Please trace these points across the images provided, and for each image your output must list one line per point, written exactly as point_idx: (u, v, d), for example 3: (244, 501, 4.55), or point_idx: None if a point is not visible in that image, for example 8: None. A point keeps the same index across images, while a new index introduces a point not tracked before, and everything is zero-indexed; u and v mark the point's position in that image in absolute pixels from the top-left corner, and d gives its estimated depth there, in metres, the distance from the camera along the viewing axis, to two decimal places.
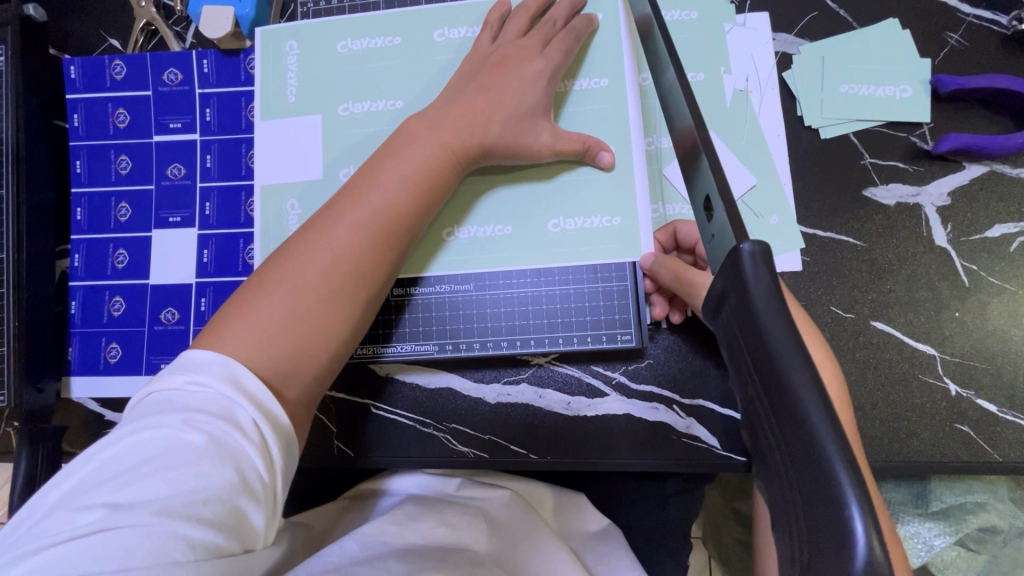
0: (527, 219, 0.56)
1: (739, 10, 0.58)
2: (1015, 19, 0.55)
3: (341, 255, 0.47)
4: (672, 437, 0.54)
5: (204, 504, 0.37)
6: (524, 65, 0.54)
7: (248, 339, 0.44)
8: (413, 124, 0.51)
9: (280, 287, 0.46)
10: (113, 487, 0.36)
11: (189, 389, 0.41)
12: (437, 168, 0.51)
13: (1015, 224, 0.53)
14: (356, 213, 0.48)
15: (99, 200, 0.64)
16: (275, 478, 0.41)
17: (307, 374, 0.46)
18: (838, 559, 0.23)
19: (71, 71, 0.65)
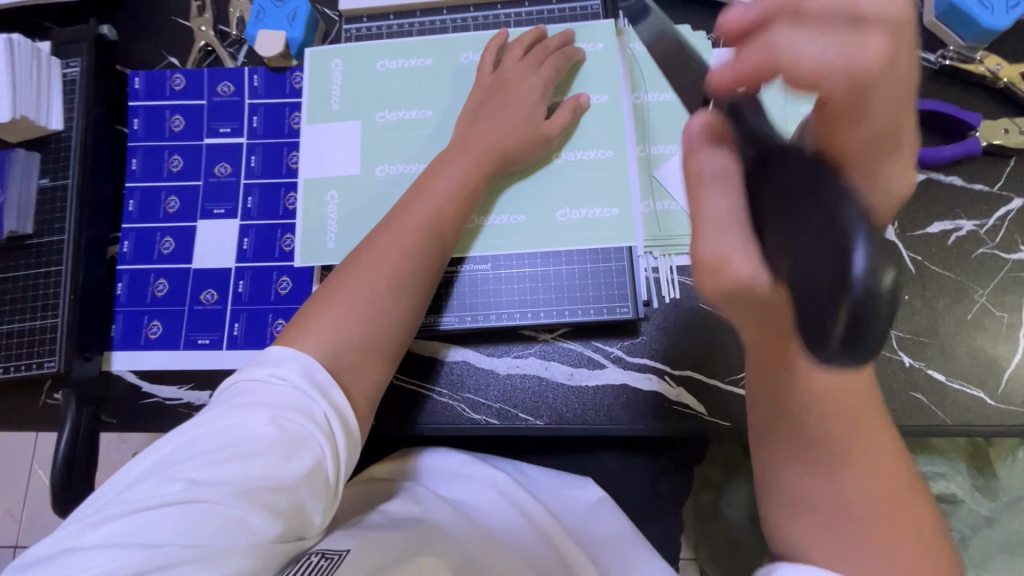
0: (537, 210, 0.64)
1: (715, 45, 0.69)
2: (940, 56, 0.66)
3: (402, 257, 0.55)
4: (663, 403, 0.61)
5: (273, 490, 0.42)
6: (519, 86, 0.64)
7: (332, 326, 0.51)
8: (450, 152, 0.61)
9: (354, 284, 0.53)
10: (199, 464, 0.41)
11: (271, 381, 0.46)
12: (474, 181, 0.60)
13: (951, 222, 0.62)
14: (410, 223, 0.57)
15: (150, 193, 0.72)
16: (335, 475, 0.46)
17: (378, 356, 0.53)
18: (837, 276, 0.25)
19: (135, 82, 0.73)
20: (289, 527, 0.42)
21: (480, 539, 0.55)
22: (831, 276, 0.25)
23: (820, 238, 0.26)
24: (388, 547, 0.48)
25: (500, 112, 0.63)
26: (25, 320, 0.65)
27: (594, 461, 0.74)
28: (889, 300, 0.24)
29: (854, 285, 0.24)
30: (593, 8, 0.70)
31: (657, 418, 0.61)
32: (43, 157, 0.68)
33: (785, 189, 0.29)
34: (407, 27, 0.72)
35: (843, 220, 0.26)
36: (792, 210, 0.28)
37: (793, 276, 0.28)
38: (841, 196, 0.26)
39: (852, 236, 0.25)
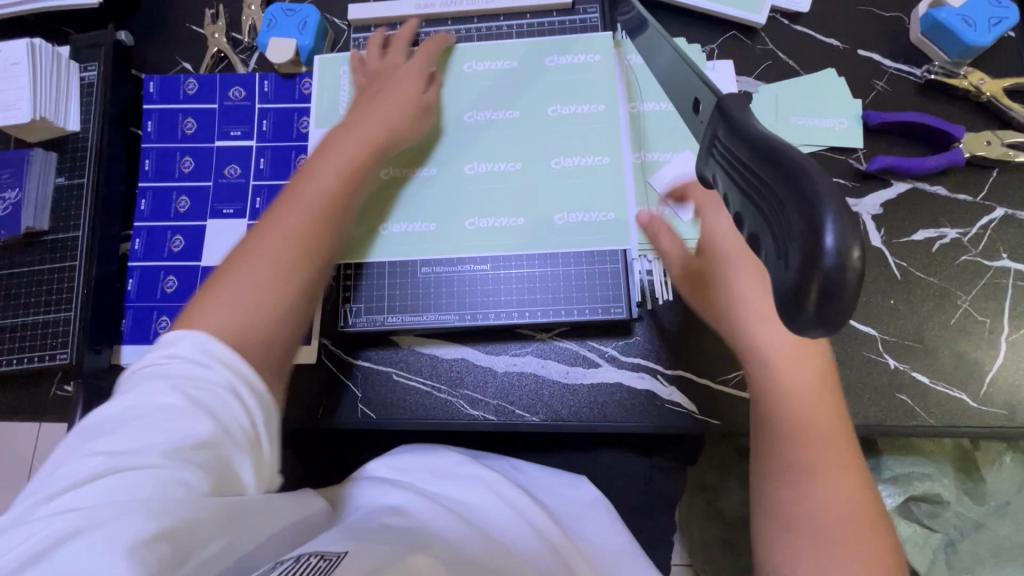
0: (535, 213, 0.66)
1: (709, 58, 0.72)
2: (926, 71, 0.69)
3: (275, 235, 0.53)
4: (656, 402, 0.63)
5: (195, 448, 0.40)
6: (398, 80, 0.66)
7: (222, 308, 0.48)
8: (330, 138, 0.61)
9: (241, 267, 0.51)
10: (110, 443, 0.40)
11: (170, 358, 0.45)
12: (361, 159, 0.60)
13: (935, 230, 0.64)
14: (298, 201, 0.55)
15: (162, 193, 0.74)
16: (256, 434, 0.44)
17: (273, 330, 0.50)
18: (810, 243, 0.24)
19: (150, 86, 0.76)
20: (220, 481, 0.41)
21: (477, 542, 0.55)
22: (802, 248, 0.25)
23: (792, 212, 0.26)
24: (382, 544, 0.47)
25: (386, 101, 0.64)
26: (40, 314, 0.67)
27: (589, 459, 0.76)
28: (856, 274, 0.24)
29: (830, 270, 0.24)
30: (592, 21, 0.73)
31: (650, 416, 0.63)
32: (60, 157, 0.71)
33: (760, 167, 0.29)
34: (413, 36, 0.74)
35: (812, 192, 0.25)
36: (765, 185, 0.28)
37: (768, 256, 0.28)
38: (809, 167, 0.26)
39: (819, 208, 0.24)
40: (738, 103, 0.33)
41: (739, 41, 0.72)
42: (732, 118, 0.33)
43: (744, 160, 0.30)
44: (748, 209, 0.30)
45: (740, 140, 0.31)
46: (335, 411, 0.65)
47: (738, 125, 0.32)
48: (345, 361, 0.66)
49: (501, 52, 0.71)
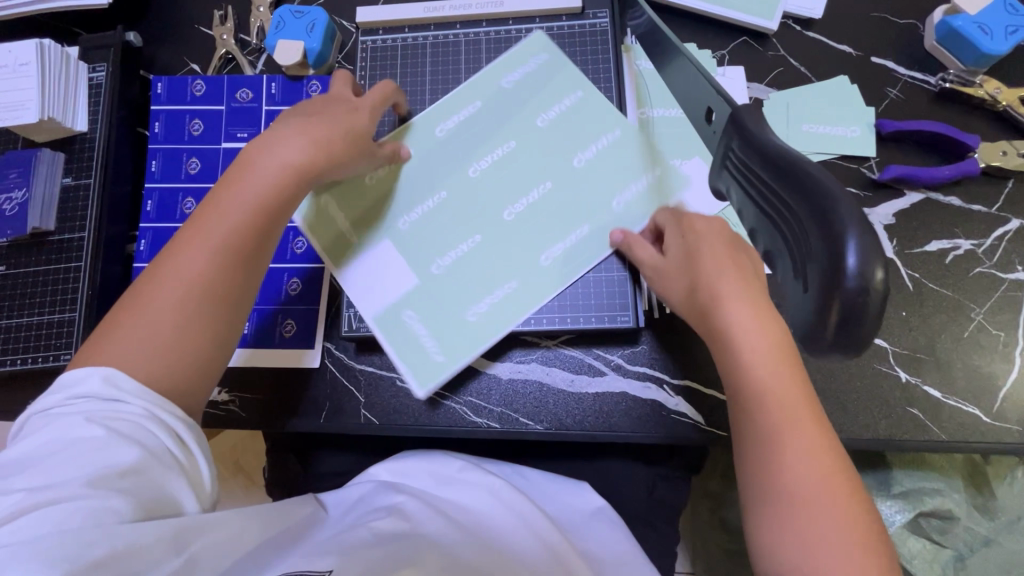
0: (529, 223, 0.65)
1: (719, 64, 0.71)
2: (941, 79, 0.67)
3: (186, 274, 0.51)
4: (662, 412, 0.62)
5: (123, 476, 0.42)
6: (346, 101, 0.61)
7: (124, 355, 0.48)
8: (247, 154, 0.56)
9: (145, 306, 0.50)
10: (19, 479, 0.41)
11: (76, 396, 0.45)
12: (281, 186, 0.55)
13: (949, 241, 0.63)
14: (208, 235, 0.52)
15: (168, 194, 0.74)
16: (183, 457, 0.46)
17: (184, 374, 0.50)
18: (832, 262, 0.26)
19: (158, 87, 0.76)
20: (152, 505, 0.43)
21: (472, 548, 0.55)
22: (824, 268, 0.27)
23: (810, 234, 0.28)
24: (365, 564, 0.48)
25: (327, 118, 0.58)
26: (44, 314, 0.67)
27: (594, 468, 0.75)
28: (876, 294, 0.26)
29: (854, 292, 0.26)
30: (602, 25, 0.72)
31: (656, 426, 0.62)
32: (67, 157, 0.71)
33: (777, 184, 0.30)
34: (421, 40, 0.74)
35: (833, 214, 0.27)
36: (785, 200, 0.30)
37: (794, 264, 0.30)
38: (831, 188, 0.27)
39: (841, 232, 0.26)
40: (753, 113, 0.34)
41: (751, 47, 0.71)
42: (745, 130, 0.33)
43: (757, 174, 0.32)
44: (766, 224, 0.32)
45: (754, 155, 0.32)
46: (337, 416, 0.65)
47: (750, 136, 0.32)
48: (347, 365, 0.66)
49: (509, 55, 0.70)
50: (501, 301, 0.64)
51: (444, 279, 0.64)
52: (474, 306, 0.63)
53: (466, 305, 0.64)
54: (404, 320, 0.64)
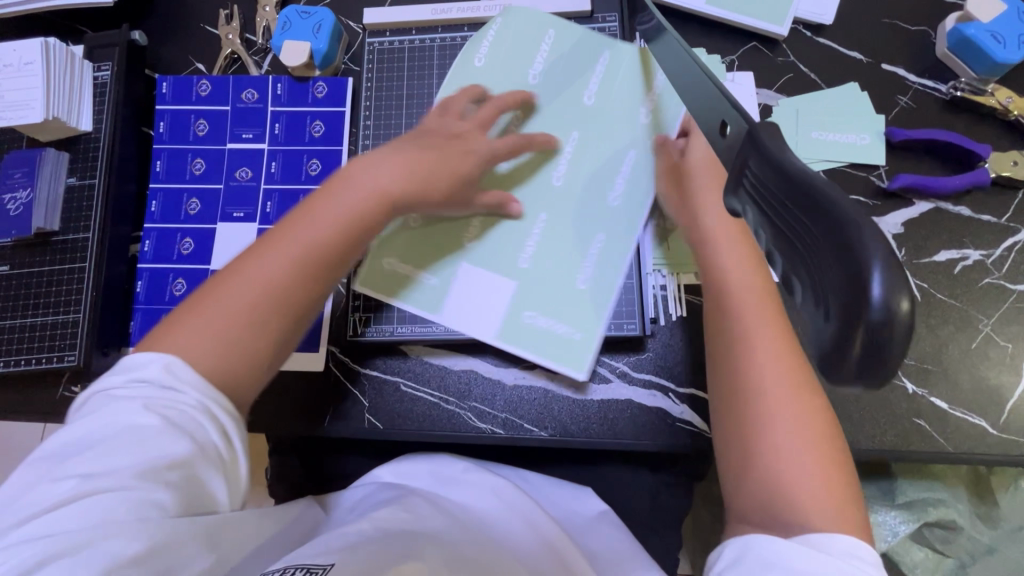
0: (579, 272, 0.64)
1: (728, 70, 0.71)
2: (952, 88, 0.67)
3: (264, 281, 0.49)
4: (667, 420, 0.62)
5: (168, 470, 0.41)
6: (471, 140, 0.61)
7: (190, 355, 0.46)
8: (350, 169, 0.55)
9: (217, 306, 0.48)
10: (73, 463, 0.40)
11: (132, 378, 0.44)
12: (370, 209, 0.54)
13: (958, 251, 0.63)
14: (291, 243, 0.51)
15: (173, 195, 0.73)
16: (227, 451, 0.45)
17: (242, 385, 0.48)
18: (852, 295, 0.23)
19: (163, 86, 0.75)
20: (191, 501, 0.42)
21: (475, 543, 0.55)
22: (842, 296, 0.24)
23: (826, 253, 0.25)
24: (372, 551, 0.47)
25: (441, 154, 0.59)
26: (48, 315, 0.67)
27: (596, 473, 0.75)
28: (906, 319, 0.22)
29: (878, 331, 0.22)
30: (611, 30, 0.72)
31: (661, 434, 0.62)
32: (72, 156, 0.71)
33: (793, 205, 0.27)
34: (429, 42, 0.74)
35: (850, 230, 0.24)
36: (801, 224, 0.26)
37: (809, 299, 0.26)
38: (853, 213, 0.24)
39: (861, 249, 0.23)
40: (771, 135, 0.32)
41: (760, 53, 0.71)
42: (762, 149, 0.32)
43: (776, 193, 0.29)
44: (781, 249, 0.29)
45: (773, 175, 0.30)
46: (341, 420, 0.64)
47: (770, 158, 0.31)
48: (353, 369, 0.65)
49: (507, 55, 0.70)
50: (602, 254, 0.64)
51: (540, 270, 0.64)
52: (580, 272, 0.64)
53: (568, 278, 0.64)
54: (529, 323, 0.63)
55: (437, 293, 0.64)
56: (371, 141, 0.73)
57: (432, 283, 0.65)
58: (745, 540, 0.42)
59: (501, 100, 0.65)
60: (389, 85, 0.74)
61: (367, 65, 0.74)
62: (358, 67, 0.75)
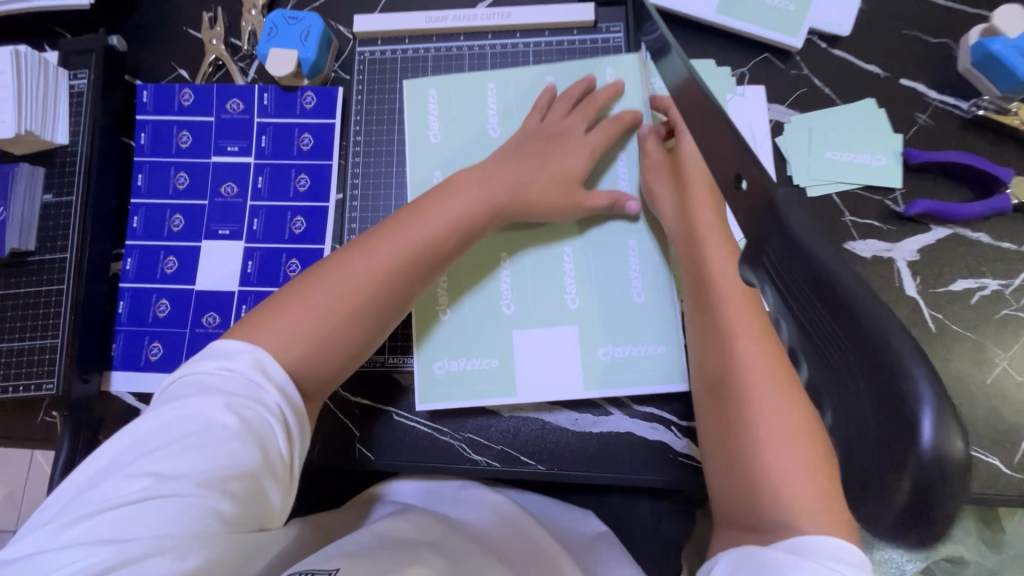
0: (592, 297, 0.62)
1: (739, 83, 0.67)
2: (973, 106, 0.64)
3: (370, 276, 0.53)
4: (669, 455, 0.60)
5: (236, 479, 0.43)
6: (569, 141, 0.62)
7: (284, 339, 0.49)
8: (464, 175, 0.59)
9: (320, 295, 0.51)
10: (150, 460, 0.42)
11: (219, 372, 0.46)
12: (476, 213, 0.57)
13: (975, 280, 0.60)
14: (392, 243, 0.54)
15: (156, 211, 0.70)
16: (289, 456, 0.47)
17: (325, 375, 0.52)
18: (897, 438, 0.20)
19: (143, 95, 0.72)
20: (249, 512, 0.43)
21: (474, 555, 0.53)
22: (882, 434, 0.20)
23: (859, 386, 0.21)
24: (375, 559, 0.45)
25: (547, 158, 0.60)
26: (25, 339, 0.64)
27: (595, 499, 0.73)
28: (959, 476, 0.19)
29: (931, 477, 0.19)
30: (615, 41, 0.69)
31: (662, 469, 0.60)
32: (47, 170, 0.67)
33: (819, 310, 0.23)
34: (423, 52, 0.71)
35: (898, 376, 0.20)
36: (830, 334, 0.22)
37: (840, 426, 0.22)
38: (898, 339, 0.20)
39: (907, 395, 0.19)
40: (792, 203, 0.26)
41: (772, 65, 0.67)
42: (782, 222, 0.26)
43: (797, 287, 0.24)
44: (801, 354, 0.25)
45: (803, 266, 0.24)
46: (331, 451, 0.62)
47: (790, 237, 0.25)
48: (344, 398, 0.63)
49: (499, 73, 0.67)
50: (642, 262, 0.62)
51: (589, 305, 0.62)
52: (631, 285, 0.62)
53: (623, 292, 0.62)
54: (607, 359, 0.61)
55: (559, 359, 0.61)
56: (361, 157, 0.69)
57: (539, 361, 0.61)
58: (744, 551, 0.42)
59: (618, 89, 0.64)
60: (380, 97, 0.70)
61: (357, 75, 0.71)
62: (348, 76, 0.72)
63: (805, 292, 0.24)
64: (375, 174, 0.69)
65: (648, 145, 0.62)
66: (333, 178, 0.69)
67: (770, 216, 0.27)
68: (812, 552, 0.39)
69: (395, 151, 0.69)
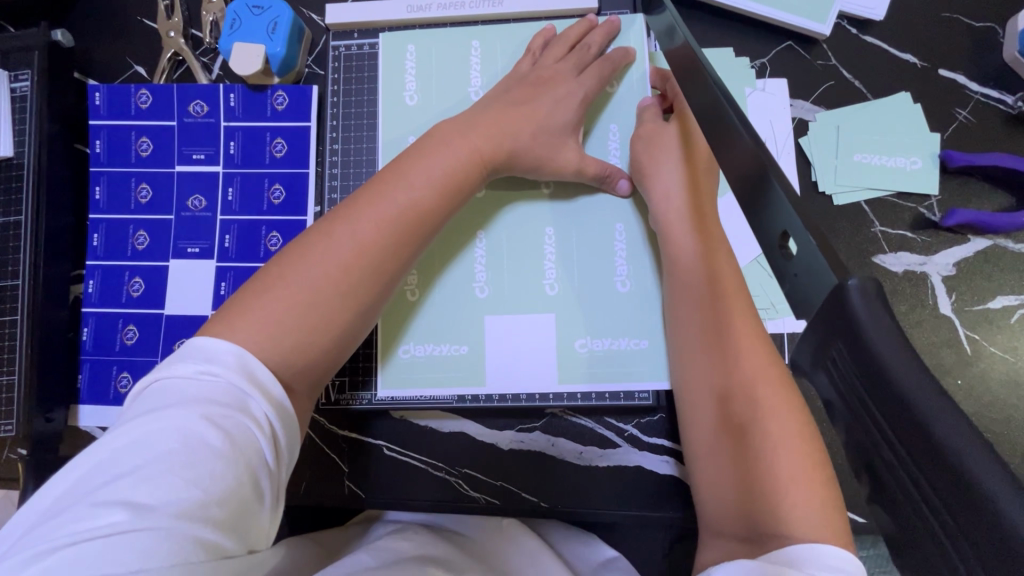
0: (575, 289, 0.58)
1: (759, 76, 0.60)
2: (1020, 100, 0.57)
3: (359, 249, 0.47)
4: (680, 491, 0.55)
5: (219, 506, 0.36)
6: (559, 85, 0.57)
7: (264, 329, 0.43)
8: (444, 128, 0.54)
9: (302, 276, 0.45)
10: (116, 486, 0.35)
11: (200, 378, 0.39)
12: (464, 172, 0.52)
13: (1016, 297, 0.55)
14: (377, 212, 0.49)
15: (117, 227, 0.64)
16: (277, 474, 0.40)
17: (314, 367, 0.46)
18: None
19: (96, 97, 0.64)
20: (236, 542, 0.37)
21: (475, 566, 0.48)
22: None
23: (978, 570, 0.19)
24: None
25: (534, 103, 0.56)
26: None
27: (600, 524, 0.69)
28: None
29: None
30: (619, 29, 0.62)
31: (674, 505, 0.55)
32: None
33: (921, 475, 0.21)
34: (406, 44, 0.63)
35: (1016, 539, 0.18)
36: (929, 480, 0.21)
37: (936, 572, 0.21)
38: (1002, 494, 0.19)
39: None
40: (869, 301, 0.24)
41: (796, 55, 0.60)
42: (858, 330, 0.24)
43: (887, 437, 0.22)
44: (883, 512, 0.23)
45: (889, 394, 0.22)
46: (318, 489, 0.58)
47: (867, 350, 0.23)
48: (329, 431, 0.58)
49: (493, 79, 0.62)
50: (629, 247, 0.58)
51: (569, 291, 0.58)
52: (616, 273, 0.57)
53: (606, 280, 0.58)
54: (582, 351, 0.57)
55: (534, 350, 0.57)
56: (339, 167, 0.63)
57: (511, 353, 0.57)
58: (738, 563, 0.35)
59: (613, 30, 0.61)
60: (358, 100, 0.63)
61: (332, 73, 0.64)
62: (323, 73, 0.64)
63: (898, 442, 0.22)
64: (355, 186, 0.62)
65: (646, 116, 0.58)
66: (311, 189, 0.63)
67: (840, 319, 0.25)
68: (802, 563, 0.34)
69: (376, 155, 0.62)
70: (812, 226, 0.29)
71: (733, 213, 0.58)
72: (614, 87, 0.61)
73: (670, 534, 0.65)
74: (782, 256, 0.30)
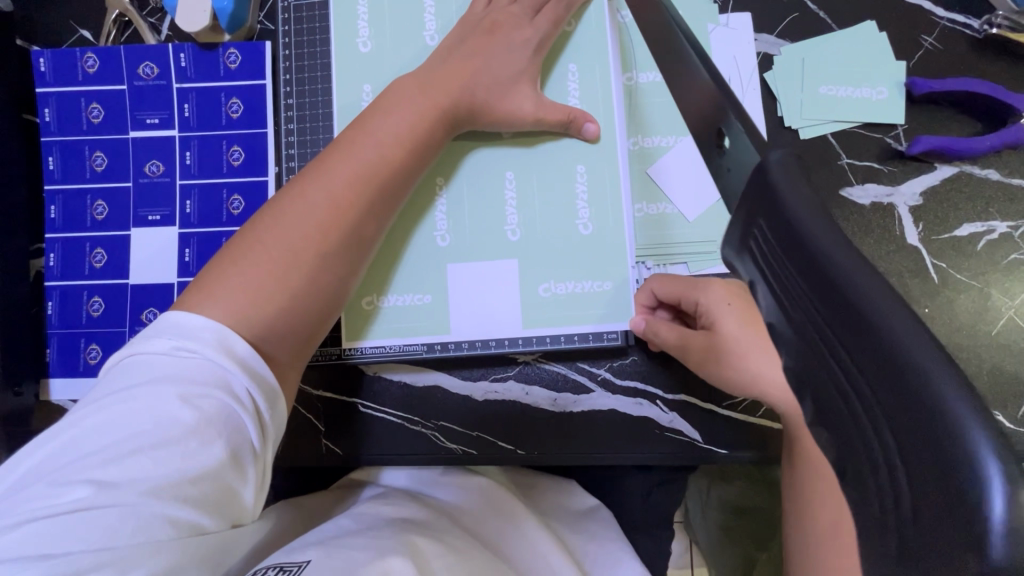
0: (541, 237, 0.57)
1: (722, 10, 0.58)
2: (986, 23, 0.56)
3: (335, 210, 0.47)
4: (654, 430, 0.56)
5: (194, 485, 0.36)
6: (515, 28, 0.56)
7: (241, 292, 0.42)
8: (404, 82, 0.53)
9: (281, 239, 0.45)
10: (89, 463, 0.34)
11: (177, 354, 0.39)
12: (428, 128, 0.51)
13: (983, 223, 0.55)
14: (346, 174, 0.48)
15: (75, 198, 0.62)
16: (260, 452, 0.40)
17: (297, 330, 0.45)
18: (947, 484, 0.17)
19: (40, 63, 0.62)
20: (217, 518, 0.37)
21: (456, 530, 0.48)
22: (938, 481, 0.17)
23: (892, 438, 0.19)
24: (354, 544, 0.40)
25: (489, 47, 0.55)
26: None
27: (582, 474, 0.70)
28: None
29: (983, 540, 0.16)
30: None
31: (649, 445, 0.56)
32: None
33: (849, 358, 0.20)
34: None
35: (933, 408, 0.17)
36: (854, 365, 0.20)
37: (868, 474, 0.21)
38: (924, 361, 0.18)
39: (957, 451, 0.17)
40: (788, 175, 0.24)
41: None
42: (784, 213, 0.24)
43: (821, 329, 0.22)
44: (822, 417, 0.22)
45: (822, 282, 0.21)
46: (296, 451, 0.58)
47: (791, 232, 0.23)
48: (305, 393, 0.58)
49: (449, 24, 0.60)
50: (591, 190, 0.57)
51: (534, 237, 0.57)
52: (578, 217, 0.57)
53: (569, 225, 0.57)
54: (548, 296, 0.57)
55: (503, 299, 0.57)
56: (295, 123, 0.61)
57: (480, 302, 0.57)
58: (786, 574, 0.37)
59: None
60: (311, 51, 0.61)
61: (282, 26, 0.61)
62: (274, 28, 0.62)
63: (824, 320, 0.21)
64: (314, 143, 0.61)
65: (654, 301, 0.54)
66: (269, 149, 0.61)
67: (767, 204, 0.25)
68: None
69: (332, 110, 0.61)
70: (754, 130, 0.28)
71: (693, 156, 0.58)
72: (574, 27, 0.59)
73: (651, 478, 0.66)
74: (726, 167, 0.29)
